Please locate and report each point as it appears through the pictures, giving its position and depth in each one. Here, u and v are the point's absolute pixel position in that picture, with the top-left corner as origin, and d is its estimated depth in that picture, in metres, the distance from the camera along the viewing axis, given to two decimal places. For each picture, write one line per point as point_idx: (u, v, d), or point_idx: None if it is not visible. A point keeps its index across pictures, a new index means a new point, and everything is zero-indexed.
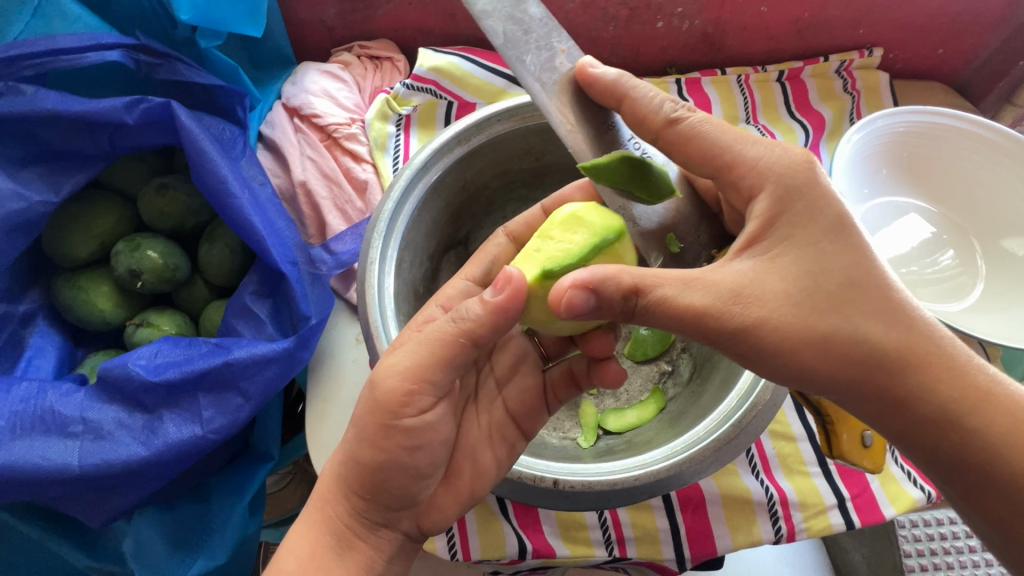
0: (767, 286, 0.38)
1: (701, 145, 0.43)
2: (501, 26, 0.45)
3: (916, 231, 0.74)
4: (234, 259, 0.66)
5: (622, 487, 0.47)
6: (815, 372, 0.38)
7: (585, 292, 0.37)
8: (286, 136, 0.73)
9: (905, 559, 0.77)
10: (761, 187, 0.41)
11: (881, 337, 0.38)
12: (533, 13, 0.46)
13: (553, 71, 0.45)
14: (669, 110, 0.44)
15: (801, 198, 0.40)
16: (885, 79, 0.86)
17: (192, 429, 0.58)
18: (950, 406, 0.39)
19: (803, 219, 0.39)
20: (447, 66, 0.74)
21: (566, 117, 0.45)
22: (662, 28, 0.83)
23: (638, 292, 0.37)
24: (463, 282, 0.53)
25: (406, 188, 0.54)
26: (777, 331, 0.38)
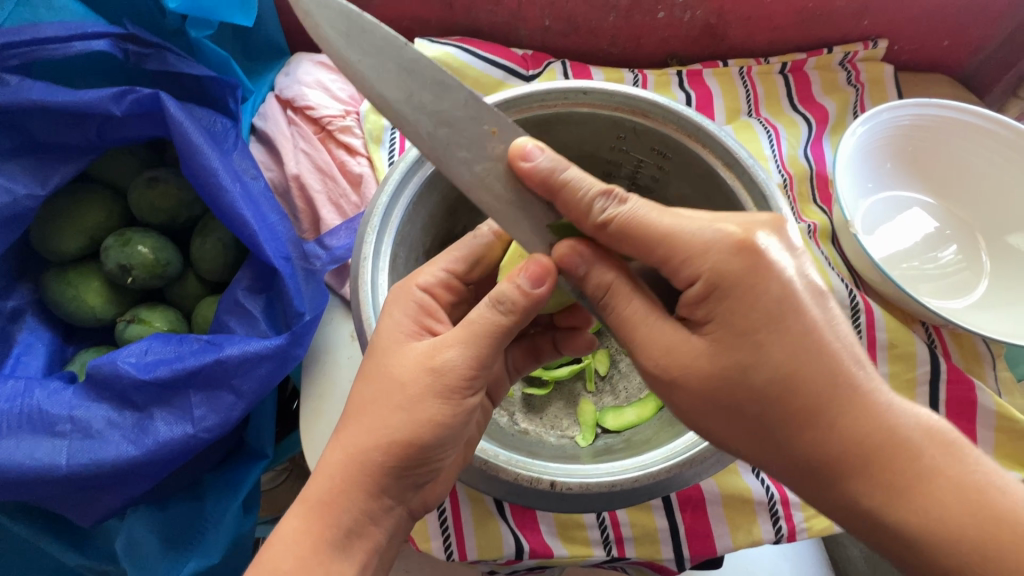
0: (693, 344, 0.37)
1: (636, 243, 0.39)
2: (424, 129, 0.40)
3: (920, 227, 0.73)
4: (227, 254, 0.65)
5: (620, 489, 0.46)
6: (731, 434, 0.37)
7: (578, 256, 0.42)
8: (279, 129, 0.72)
9: None
10: (696, 278, 0.37)
11: (819, 406, 0.34)
12: (456, 98, 0.41)
13: (489, 160, 0.42)
14: (598, 210, 0.40)
15: (737, 284, 0.35)
16: (890, 72, 0.85)
17: (183, 428, 0.57)
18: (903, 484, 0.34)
19: (744, 284, 0.35)
20: (443, 56, 0.75)
21: (508, 207, 0.43)
22: (663, 18, 0.81)
23: (608, 291, 0.41)
24: (441, 272, 0.49)
25: (400, 182, 0.53)
26: (702, 382, 0.37)
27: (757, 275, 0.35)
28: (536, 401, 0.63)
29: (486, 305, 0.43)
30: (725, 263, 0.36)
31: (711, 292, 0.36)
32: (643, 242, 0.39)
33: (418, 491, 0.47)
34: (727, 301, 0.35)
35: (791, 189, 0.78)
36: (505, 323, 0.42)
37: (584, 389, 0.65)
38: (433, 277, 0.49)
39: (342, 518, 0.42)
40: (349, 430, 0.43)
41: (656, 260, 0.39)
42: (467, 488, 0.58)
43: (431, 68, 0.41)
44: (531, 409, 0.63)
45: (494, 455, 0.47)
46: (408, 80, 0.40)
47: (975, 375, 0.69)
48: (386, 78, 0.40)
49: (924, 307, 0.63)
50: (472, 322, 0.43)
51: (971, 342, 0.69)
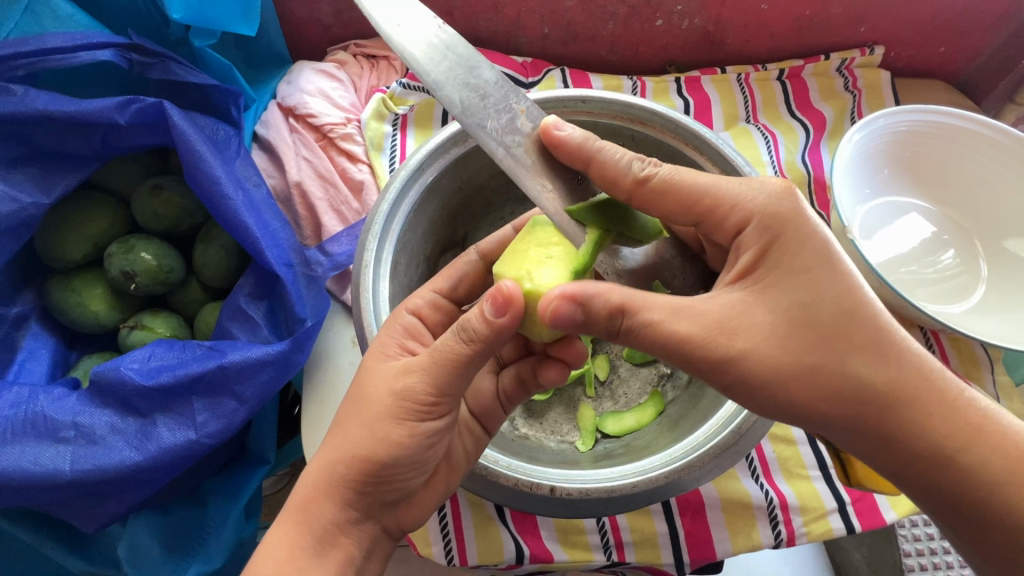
0: (755, 309, 0.37)
1: (679, 196, 0.41)
2: (457, 97, 0.41)
3: (917, 232, 0.74)
4: (229, 261, 0.66)
5: (619, 494, 0.46)
6: (808, 398, 0.37)
7: (571, 304, 0.38)
8: (281, 136, 0.72)
9: (905, 558, 0.78)
10: (746, 222, 0.39)
11: (872, 369, 0.37)
12: (488, 75, 0.42)
13: (516, 136, 0.42)
14: (637, 169, 0.42)
15: (787, 226, 0.38)
16: (886, 78, 0.86)
17: (186, 434, 0.57)
18: (955, 423, 0.38)
19: (792, 228, 0.38)
20: None
21: (536, 178, 0.42)
22: (661, 25, 0.82)
23: (623, 312, 0.38)
24: (430, 293, 0.51)
25: (400, 190, 0.54)
26: (775, 341, 0.37)
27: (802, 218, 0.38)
28: (536, 407, 0.64)
29: (451, 334, 0.41)
30: (761, 207, 0.39)
31: (764, 235, 0.38)
32: (686, 196, 0.41)
33: (393, 509, 0.47)
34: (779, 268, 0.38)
35: None
36: (463, 351, 0.41)
37: (584, 394, 0.65)
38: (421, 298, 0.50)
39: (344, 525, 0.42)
40: (344, 431, 0.43)
41: (699, 213, 0.41)
42: (467, 495, 0.58)
43: (465, 47, 0.42)
44: (531, 415, 0.63)
45: (494, 461, 0.47)
46: (443, 57, 0.41)
47: (973, 379, 0.69)
48: (424, 50, 0.41)
49: (921, 311, 0.64)
50: (438, 351, 0.42)
51: (969, 346, 0.70)
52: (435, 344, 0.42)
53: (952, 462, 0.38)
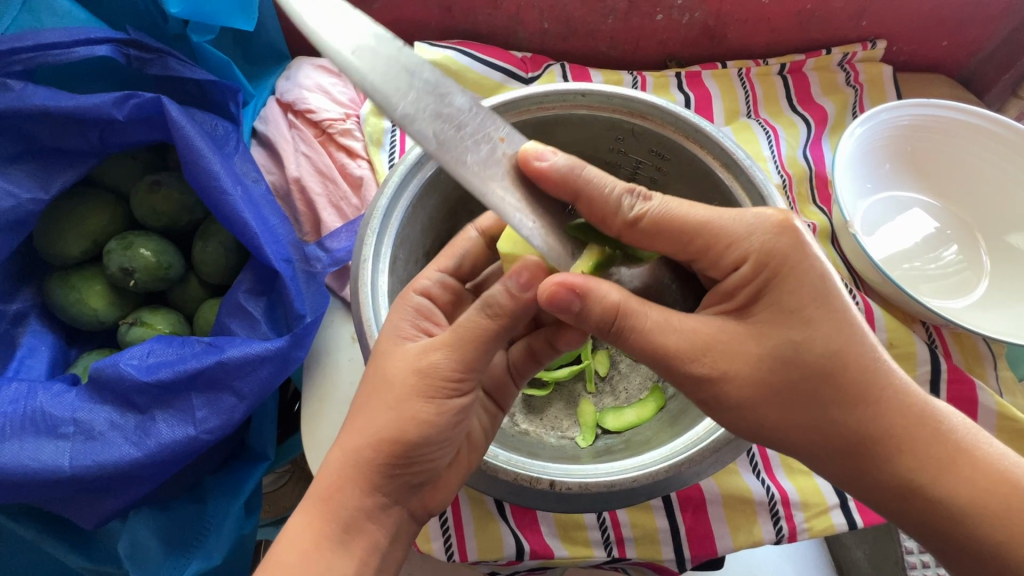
0: (737, 343, 0.38)
1: (673, 234, 0.40)
2: (430, 129, 0.35)
3: (920, 227, 0.73)
4: (228, 257, 0.66)
5: (619, 489, 0.46)
6: (786, 427, 0.38)
7: (571, 292, 0.38)
8: (280, 132, 0.72)
9: (907, 556, 0.78)
10: (742, 260, 0.39)
11: (847, 416, 0.37)
12: (460, 103, 0.37)
13: (497, 168, 0.38)
14: (628, 207, 0.40)
15: (785, 261, 0.38)
16: (888, 72, 0.85)
17: (185, 429, 0.57)
18: (935, 451, 0.38)
19: (791, 262, 0.38)
20: (443, 61, 0.75)
21: (522, 215, 0.39)
22: (662, 20, 0.81)
23: (618, 315, 0.38)
24: (436, 275, 0.50)
25: (399, 185, 0.53)
26: (757, 371, 0.37)
27: (801, 256, 0.38)
28: (536, 403, 0.63)
29: (477, 310, 0.42)
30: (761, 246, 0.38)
31: (759, 272, 0.38)
32: (679, 233, 0.40)
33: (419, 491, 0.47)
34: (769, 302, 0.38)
35: (790, 190, 0.77)
36: (487, 325, 0.41)
37: (585, 390, 0.65)
38: (429, 280, 0.49)
39: (347, 513, 0.42)
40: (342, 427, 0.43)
41: (694, 250, 0.40)
42: (467, 491, 0.58)
43: (429, 70, 0.36)
44: (531, 411, 0.63)
45: (493, 456, 0.47)
46: (408, 83, 0.35)
47: (975, 374, 0.68)
48: (385, 76, 0.35)
49: (924, 306, 0.63)
50: (462, 326, 0.42)
51: (972, 342, 0.69)
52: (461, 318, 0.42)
53: (927, 494, 0.38)
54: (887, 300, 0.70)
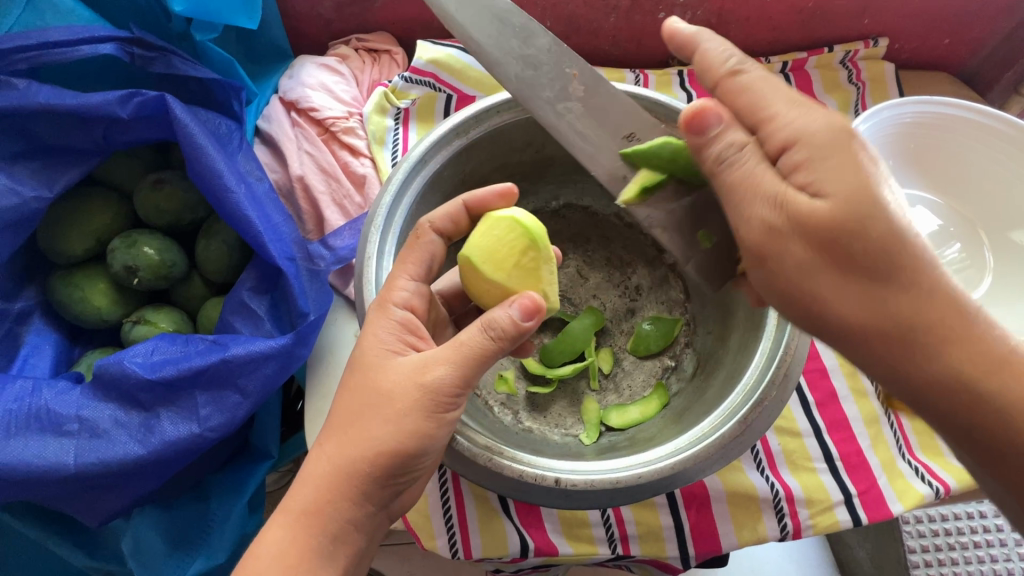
0: (802, 217, 0.36)
1: (750, 102, 0.39)
2: (513, 71, 0.45)
3: (924, 224, 0.73)
4: (232, 256, 0.66)
5: (624, 486, 0.46)
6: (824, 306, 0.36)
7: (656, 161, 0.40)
8: (283, 131, 0.72)
9: (910, 554, 0.78)
10: (791, 142, 0.37)
11: (893, 296, 0.35)
12: (543, 45, 0.46)
13: (567, 100, 0.45)
14: (734, 63, 0.40)
15: (840, 145, 0.36)
16: (891, 70, 0.85)
17: (189, 427, 0.57)
18: (985, 352, 0.35)
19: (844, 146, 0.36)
20: (446, 59, 0.74)
21: (582, 135, 0.46)
22: (664, 18, 0.82)
23: None
24: (412, 283, 0.48)
25: (403, 182, 0.53)
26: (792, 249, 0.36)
27: (854, 141, 0.36)
28: (540, 400, 0.63)
29: (478, 329, 0.42)
30: (814, 125, 0.37)
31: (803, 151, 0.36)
32: (749, 104, 0.39)
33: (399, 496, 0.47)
34: (830, 162, 0.36)
35: None
36: (490, 346, 0.42)
37: (588, 387, 0.65)
38: (408, 291, 0.47)
39: (339, 525, 0.42)
40: (346, 425, 0.43)
41: (752, 123, 0.39)
42: (472, 487, 0.58)
43: (522, 19, 0.46)
44: (535, 408, 0.63)
45: (498, 452, 0.46)
46: (500, 27, 0.45)
47: None
48: (483, 29, 0.45)
49: None
50: (461, 344, 0.42)
51: None
52: (459, 335, 0.43)
53: (976, 398, 0.36)
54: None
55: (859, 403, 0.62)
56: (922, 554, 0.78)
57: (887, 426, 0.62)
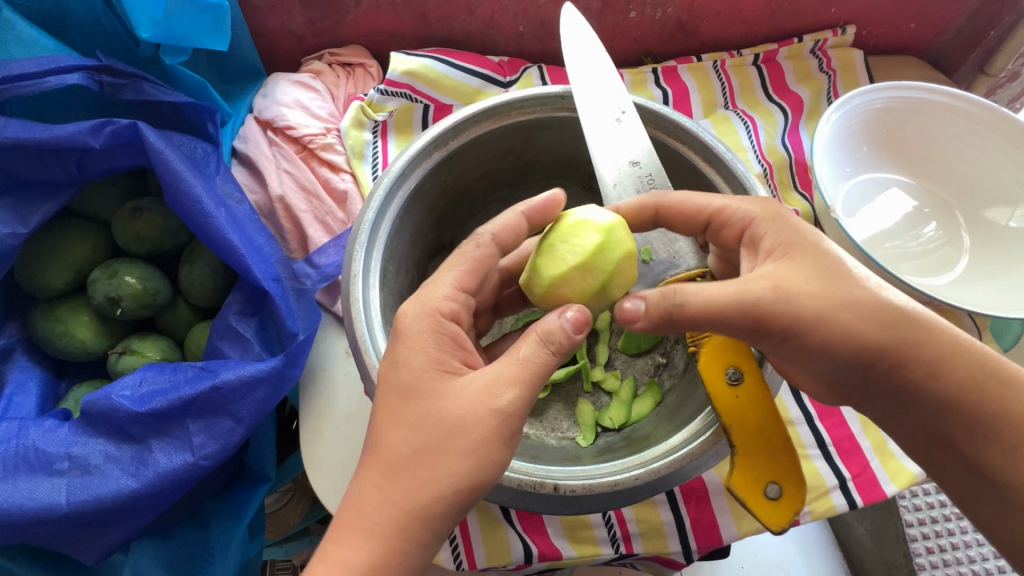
0: (785, 282, 0.41)
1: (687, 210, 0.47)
2: (584, 98, 0.52)
3: (899, 206, 0.75)
4: (216, 279, 0.65)
5: (623, 488, 0.46)
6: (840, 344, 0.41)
7: (635, 301, 0.43)
8: (260, 150, 0.71)
9: (907, 528, 0.82)
10: (747, 223, 0.45)
11: (877, 315, 0.41)
12: (619, 87, 0.53)
13: (610, 131, 0.52)
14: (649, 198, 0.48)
15: (783, 219, 0.44)
16: (860, 57, 0.87)
17: (184, 457, 0.57)
18: (960, 372, 0.42)
19: (784, 224, 0.44)
20: (421, 69, 0.74)
21: (610, 160, 0.52)
22: (636, 17, 0.82)
23: (675, 291, 0.42)
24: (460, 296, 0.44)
25: (385, 197, 0.52)
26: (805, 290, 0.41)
27: (785, 217, 0.44)
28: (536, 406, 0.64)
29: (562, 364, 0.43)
30: (757, 210, 0.45)
31: (765, 230, 0.44)
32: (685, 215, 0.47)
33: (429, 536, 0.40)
34: (780, 235, 0.43)
35: (772, 178, 0.78)
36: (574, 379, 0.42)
37: (582, 389, 0.65)
38: (454, 302, 0.43)
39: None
40: None
41: (703, 225, 0.47)
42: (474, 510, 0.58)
43: (611, 64, 0.53)
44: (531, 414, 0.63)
45: None
46: (590, 68, 0.53)
47: None
48: (575, 64, 0.53)
49: (909, 286, 0.65)
50: (525, 361, 0.41)
51: (957, 316, 0.71)
52: (522, 351, 0.41)
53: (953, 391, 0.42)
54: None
55: None
56: (919, 530, 0.81)
57: None
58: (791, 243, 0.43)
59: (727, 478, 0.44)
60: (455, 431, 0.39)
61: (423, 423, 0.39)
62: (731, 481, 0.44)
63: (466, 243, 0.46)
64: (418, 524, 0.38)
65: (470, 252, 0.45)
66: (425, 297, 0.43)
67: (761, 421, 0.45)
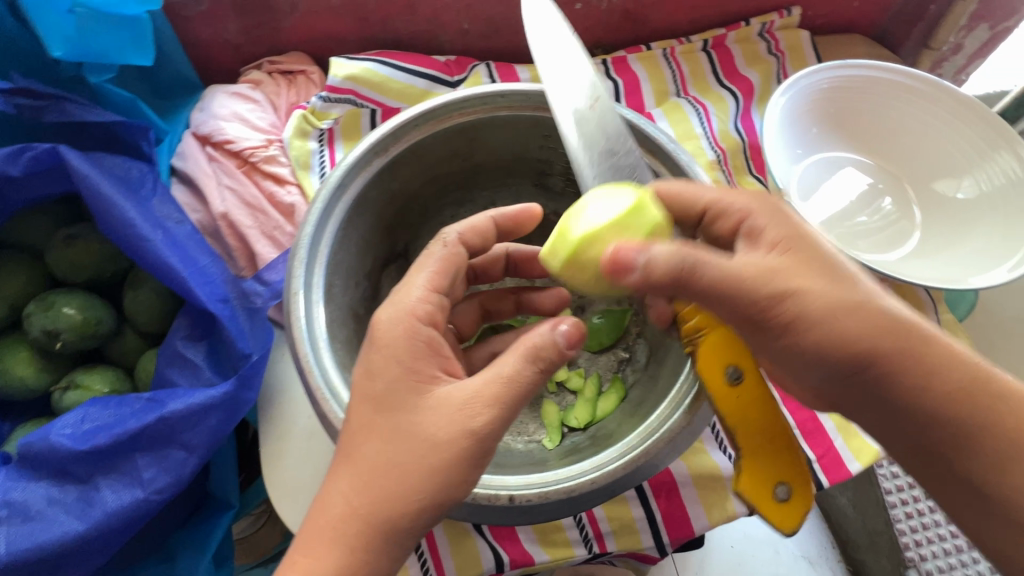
0: (801, 269, 0.39)
1: (681, 202, 0.45)
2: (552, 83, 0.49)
3: (854, 185, 0.75)
4: (163, 304, 0.63)
5: (582, 493, 0.44)
6: (838, 345, 0.39)
7: (628, 254, 0.39)
8: (199, 167, 0.68)
9: (886, 495, 0.88)
10: (743, 216, 0.42)
11: (866, 316, 0.39)
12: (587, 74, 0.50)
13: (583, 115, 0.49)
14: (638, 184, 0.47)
15: (782, 211, 0.42)
16: (806, 37, 0.87)
17: (133, 493, 0.54)
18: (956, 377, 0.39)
19: (783, 216, 0.42)
20: (363, 73, 0.72)
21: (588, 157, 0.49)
22: (581, 8, 0.81)
23: (687, 263, 0.39)
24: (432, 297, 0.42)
25: (324, 210, 0.50)
26: (818, 284, 0.39)
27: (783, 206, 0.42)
28: None
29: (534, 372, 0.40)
30: (751, 201, 0.42)
31: (756, 226, 0.41)
32: (682, 205, 0.45)
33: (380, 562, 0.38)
34: (780, 225, 0.41)
35: (726, 164, 0.77)
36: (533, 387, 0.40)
37: (547, 390, 0.64)
38: (429, 304, 0.42)
39: None
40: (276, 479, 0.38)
41: (697, 211, 0.45)
42: (441, 524, 0.57)
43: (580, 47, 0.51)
44: None
45: None
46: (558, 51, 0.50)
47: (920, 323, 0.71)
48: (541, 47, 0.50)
49: (865, 265, 0.65)
50: (511, 378, 0.38)
51: (913, 290, 0.72)
52: (505, 366, 0.39)
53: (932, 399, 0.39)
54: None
55: None
56: (897, 497, 0.88)
57: None
58: (792, 238, 0.40)
59: (736, 482, 0.42)
60: (399, 450, 0.37)
61: (375, 443, 0.38)
62: (741, 486, 0.42)
63: (434, 243, 0.46)
64: (369, 550, 0.36)
65: (438, 251, 0.45)
66: (396, 299, 0.41)
67: (766, 421, 0.43)
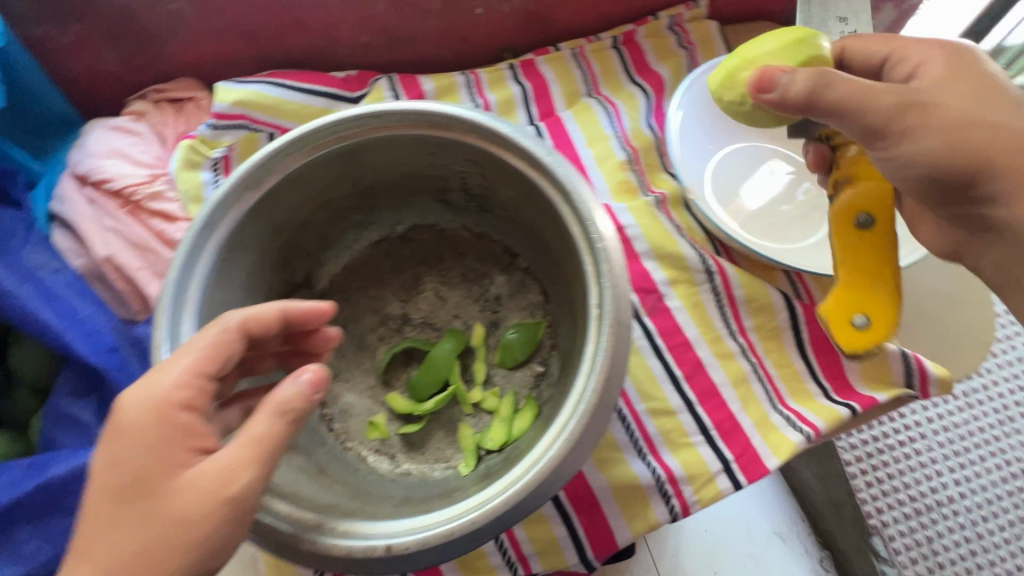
0: (955, 92, 0.43)
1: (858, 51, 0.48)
2: None
3: (768, 175, 0.75)
4: (49, 360, 0.61)
5: (461, 534, 0.41)
6: (907, 161, 0.43)
7: (775, 73, 0.44)
8: (78, 211, 0.64)
9: (850, 470, 0.88)
10: (926, 62, 0.45)
11: (925, 141, 0.42)
12: None
13: None
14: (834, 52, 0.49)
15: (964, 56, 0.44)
16: (715, 30, 0.86)
17: (17, 564, 0.53)
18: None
19: (963, 60, 0.44)
20: (252, 96, 0.69)
21: None
22: (483, 13, 0.77)
23: (812, 78, 0.43)
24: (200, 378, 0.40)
25: (189, 255, 0.47)
26: (920, 105, 0.43)
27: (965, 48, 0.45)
28: (416, 439, 0.61)
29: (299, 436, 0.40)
30: (934, 51, 0.45)
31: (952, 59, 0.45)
32: (864, 59, 0.48)
33: None
34: (957, 63, 0.44)
35: (638, 164, 0.75)
36: None
37: (463, 413, 0.62)
38: (189, 390, 0.39)
39: None
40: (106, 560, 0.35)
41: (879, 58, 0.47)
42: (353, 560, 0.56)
43: None
44: (412, 448, 0.61)
45: (331, 532, 0.42)
46: None
47: None
48: None
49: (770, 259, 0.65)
50: (256, 441, 0.38)
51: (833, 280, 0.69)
52: (255, 427, 0.38)
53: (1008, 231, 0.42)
54: (752, 261, 0.69)
55: (726, 366, 0.62)
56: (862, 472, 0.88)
57: (757, 382, 0.63)
58: (954, 68, 0.44)
59: (822, 304, 0.47)
60: None
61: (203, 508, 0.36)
62: (825, 311, 0.47)
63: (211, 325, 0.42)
64: None
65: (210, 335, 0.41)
66: (153, 383, 0.39)
67: (873, 256, 0.46)
